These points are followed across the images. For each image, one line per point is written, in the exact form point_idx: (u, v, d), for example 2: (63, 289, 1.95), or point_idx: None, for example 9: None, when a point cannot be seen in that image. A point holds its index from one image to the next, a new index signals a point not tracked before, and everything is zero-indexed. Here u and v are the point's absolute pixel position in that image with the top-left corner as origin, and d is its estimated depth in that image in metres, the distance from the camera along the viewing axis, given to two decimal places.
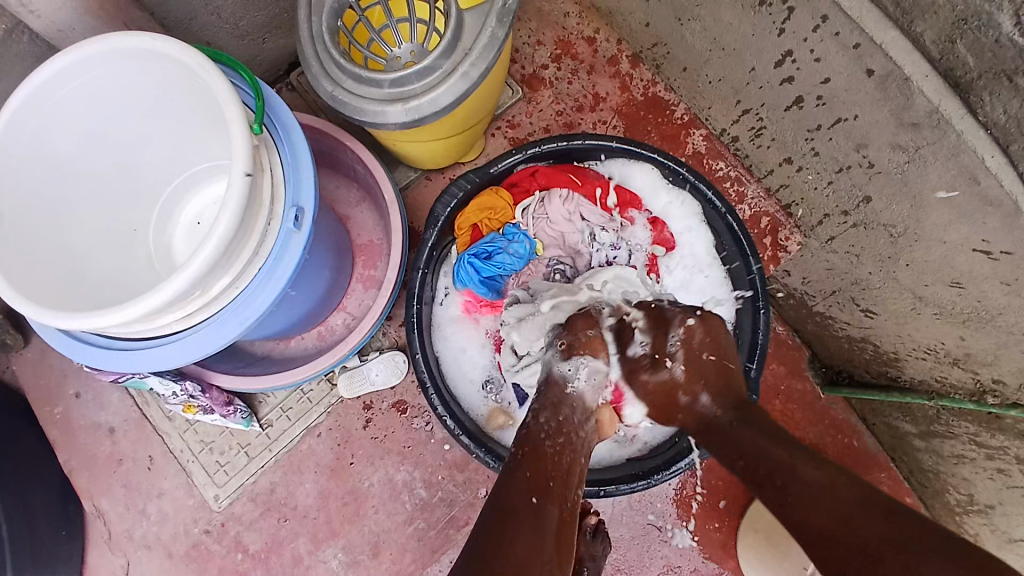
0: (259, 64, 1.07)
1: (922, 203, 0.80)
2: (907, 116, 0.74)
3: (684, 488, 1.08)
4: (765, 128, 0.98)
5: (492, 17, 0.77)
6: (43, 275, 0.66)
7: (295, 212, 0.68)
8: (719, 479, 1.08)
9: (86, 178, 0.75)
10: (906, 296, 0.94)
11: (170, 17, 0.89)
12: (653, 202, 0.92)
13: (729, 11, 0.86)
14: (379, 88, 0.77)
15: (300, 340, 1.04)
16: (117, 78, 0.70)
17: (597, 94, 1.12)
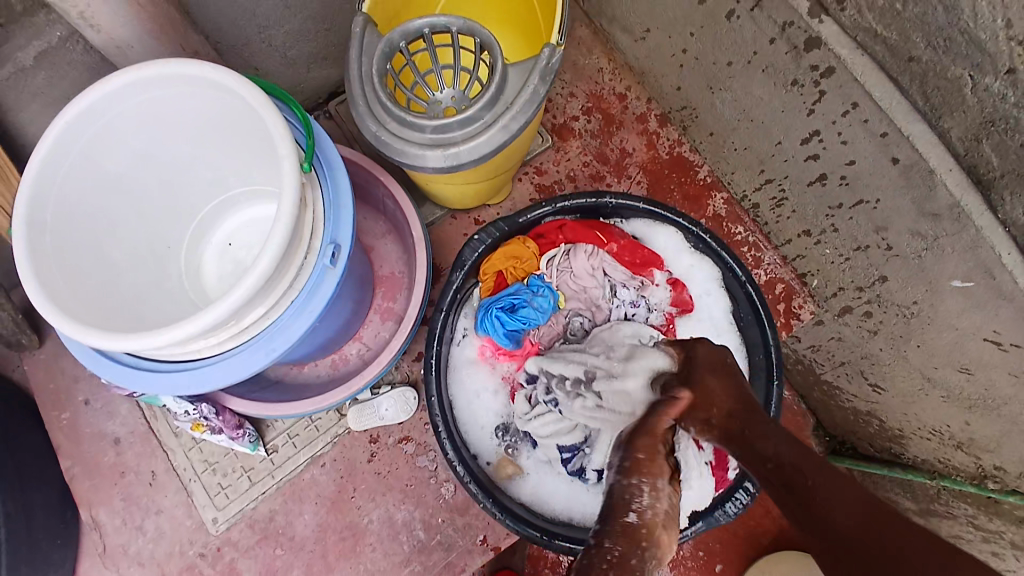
0: (301, 91, 1.10)
1: (937, 289, 0.82)
2: (929, 207, 0.75)
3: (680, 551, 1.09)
4: (786, 199, 1.01)
5: (536, 74, 0.80)
6: (83, 286, 0.70)
7: (333, 249, 0.71)
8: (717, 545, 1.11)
9: (130, 193, 0.81)
10: (914, 376, 0.95)
11: (224, 41, 0.92)
12: (673, 262, 0.95)
13: (760, 87, 0.88)
14: (421, 133, 0.80)
15: (314, 367, 1.06)
16: (170, 107, 0.75)
17: (624, 149, 1.15)
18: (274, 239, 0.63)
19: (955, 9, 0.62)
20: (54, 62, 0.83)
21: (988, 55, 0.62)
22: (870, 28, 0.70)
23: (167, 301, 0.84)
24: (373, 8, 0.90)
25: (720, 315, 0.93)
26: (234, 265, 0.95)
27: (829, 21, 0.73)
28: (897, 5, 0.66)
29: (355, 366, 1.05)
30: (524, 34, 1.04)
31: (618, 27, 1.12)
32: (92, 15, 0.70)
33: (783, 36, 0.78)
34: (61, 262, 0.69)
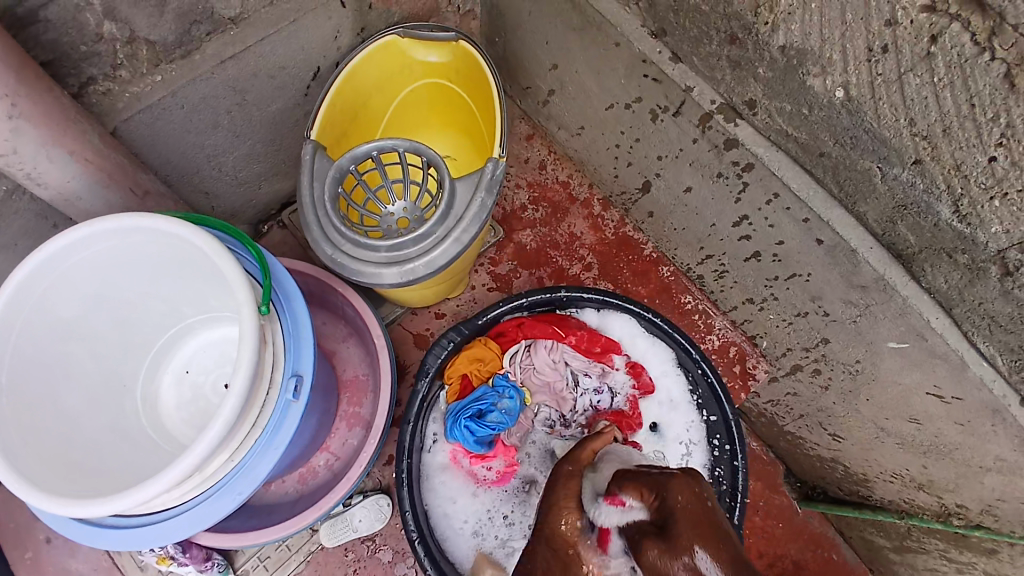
0: (254, 207, 1.10)
1: (876, 350, 0.88)
2: (856, 280, 0.82)
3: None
4: (727, 271, 1.07)
5: (481, 188, 0.86)
6: (41, 451, 0.65)
7: (295, 381, 0.71)
8: None
9: (85, 338, 0.76)
10: (869, 427, 0.99)
11: (173, 174, 0.92)
12: (633, 346, 1.00)
13: (689, 176, 0.95)
14: (376, 253, 0.83)
15: (280, 484, 1.02)
16: (125, 249, 0.72)
17: (573, 233, 1.20)
18: (236, 389, 0.62)
19: (858, 112, 0.67)
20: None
21: (893, 150, 0.67)
22: (782, 129, 0.77)
23: (126, 444, 0.77)
24: (321, 133, 0.94)
25: (683, 392, 0.97)
26: (193, 394, 0.88)
27: (744, 124, 0.80)
28: (803, 111, 0.72)
29: (325, 480, 1.01)
30: (469, 134, 1.12)
31: (555, 123, 1.18)
32: (39, 174, 0.70)
33: (704, 137, 0.86)
34: (16, 426, 0.65)
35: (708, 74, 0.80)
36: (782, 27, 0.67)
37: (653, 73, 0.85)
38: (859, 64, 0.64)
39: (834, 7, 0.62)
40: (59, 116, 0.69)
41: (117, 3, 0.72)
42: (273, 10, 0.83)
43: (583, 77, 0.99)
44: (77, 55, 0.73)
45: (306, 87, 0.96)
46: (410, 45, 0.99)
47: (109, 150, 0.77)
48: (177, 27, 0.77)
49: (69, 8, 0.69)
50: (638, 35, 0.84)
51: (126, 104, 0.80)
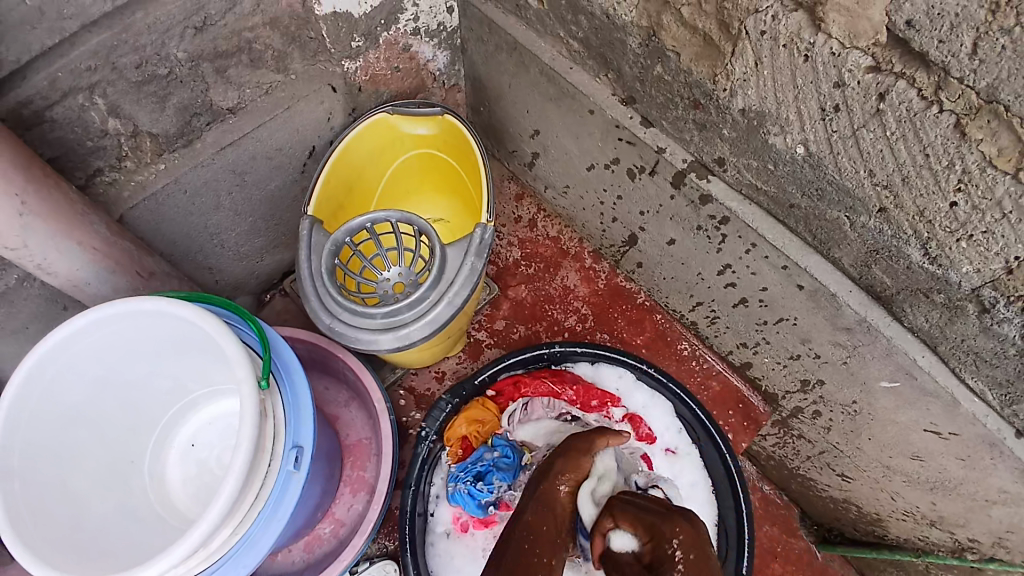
0: (256, 279, 1.14)
1: (869, 389, 0.88)
2: (840, 322, 0.83)
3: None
4: (718, 317, 1.08)
5: (471, 252, 0.90)
6: (47, 533, 0.67)
7: (295, 453, 0.73)
8: None
9: (93, 418, 0.79)
10: (875, 466, 0.98)
11: (179, 252, 0.97)
12: (631, 399, 1.01)
13: (672, 229, 0.98)
14: (373, 320, 0.86)
15: (286, 554, 1.01)
16: (130, 332, 0.75)
17: (566, 286, 1.23)
18: (237, 465, 0.64)
19: (820, 166, 0.70)
20: (12, 299, 0.86)
21: (858, 199, 0.70)
22: (752, 183, 0.81)
23: (131, 523, 0.78)
24: (318, 206, 0.99)
25: (684, 442, 0.99)
26: (198, 468, 0.90)
27: (716, 180, 0.85)
28: (769, 166, 0.76)
29: (331, 548, 1.01)
30: (459, 198, 1.17)
31: (542, 182, 1.23)
32: (49, 265, 0.74)
33: (681, 193, 0.90)
34: (30, 510, 0.67)
35: (678, 136, 0.85)
36: (739, 91, 0.72)
37: (627, 136, 0.90)
38: (815, 123, 0.67)
39: (785, 73, 0.66)
40: (68, 211, 0.73)
41: (121, 102, 0.78)
42: (268, 99, 0.90)
43: (562, 140, 1.04)
44: (84, 150, 0.79)
45: (303, 165, 1.02)
46: (399, 121, 1.05)
47: (117, 238, 0.81)
48: (178, 120, 0.84)
49: (74, 109, 0.75)
50: (609, 103, 0.90)
51: (132, 192, 0.85)
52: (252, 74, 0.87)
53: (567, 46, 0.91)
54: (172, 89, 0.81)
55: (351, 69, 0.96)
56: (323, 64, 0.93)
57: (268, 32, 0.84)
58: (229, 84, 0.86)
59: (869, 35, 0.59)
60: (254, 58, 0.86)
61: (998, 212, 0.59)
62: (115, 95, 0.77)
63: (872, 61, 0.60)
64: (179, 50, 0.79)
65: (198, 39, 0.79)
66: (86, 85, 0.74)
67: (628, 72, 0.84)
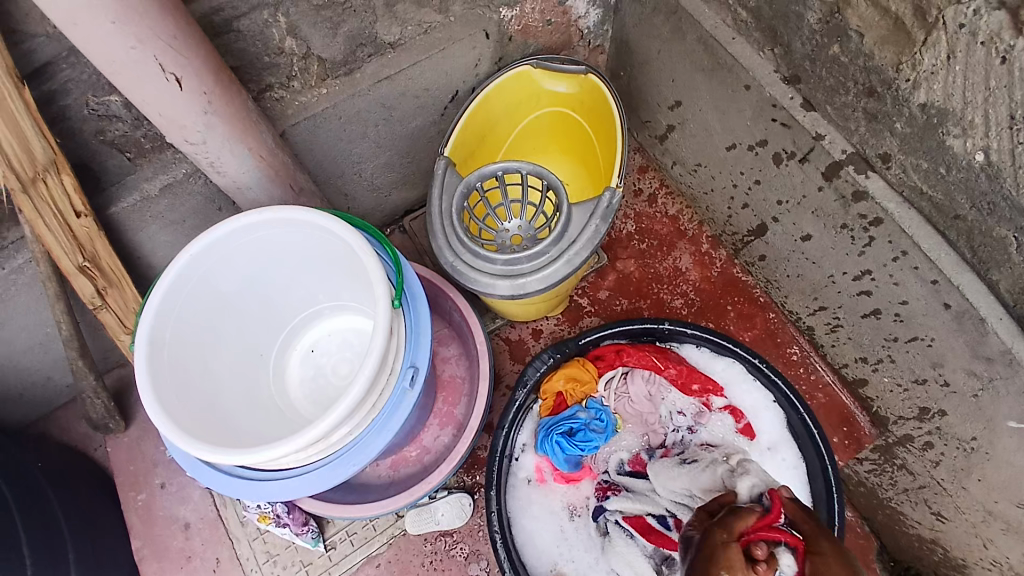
0: (382, 211, 1.20)
1: (994, 428, 0.81)
2: (981, 350, 0.77)
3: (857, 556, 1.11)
4: (840, 325, 1.02)
5: (597, 215, 0.90)
6: (188, 400, 0.76)
7: (411, 372, 0.77)
8: None
9: (233, 309, 0.86)
10: (975, 509, 0.90)
11: (323, 174, 1.03)
12: (735, 391, 1.00)
13: (812, 225, 0.93)
14: (492, 265, 0.89)
15: (374, 467, 1.08)
16: (278, 236, 0.81)
17: (677, 267, 1.21)
18: (364, 371, 0.69)
19: (998, 178, 0.65)
20: (177, 192, 0.94)
21: None
22: (917, 187, 0.75)
23: (253, 409, 0.86)
24: (455, 150, 1.03)
25: (787, 445, 0.96)
26: (314, 373, 0.96)
27: (875, 177, 0.79)
28: (940, 170, 0.71)
29: (415, 470, 1.07)
30: (584, 164, 1.16)
31: (672, 158, 1.20)
32: (220, 164, 0.81)
33: (831, 186, 0.83)
34: (175, 377, 0.76)
35: (841, 125, 0.80)
36: (923, 84, 0.67)
37: (782, 118, 0.85)
38: (1001, 130, 0.62)
39: (978, 72, 0.62)
40: (243, 117, 0.80)
41: (300, 23, 0.84)
42: (427, 38, 0.93)
43: (707, 116, 1.00)
44: (260, 64, 0.85)
45: (444, 108, 1.05)
46: (541, 76, 1.05)
47: (278, 150, 0.87)
48: (344, 48, 0.89)
49: (257, 23, 0.81)
50: (769, 80, 0.84)
51: (295, 110, 0.90)
52: (416, 12, 0.90)
53: (734, 15, 0.87)
54: (345, 17, 0.86)
55: (506, 17, 0.97)
56: (482, 10, 0.95)
57: None
58: (394, 19, 0.89)
59: None
60: None
61: None
62: (296, 16, 0.83)
63: None
64: None
65: None
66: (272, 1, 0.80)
67: (798, 49, 0.80)
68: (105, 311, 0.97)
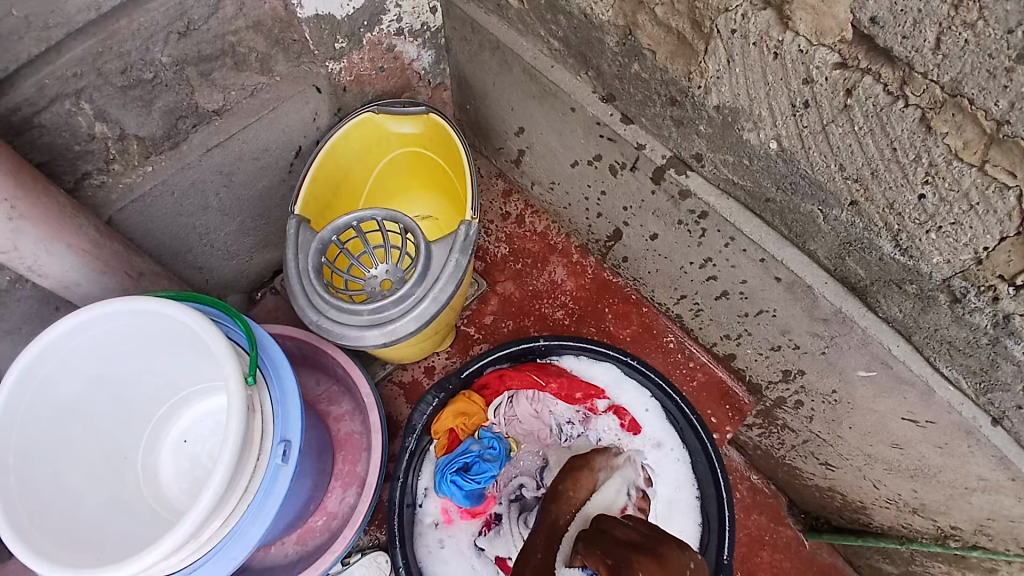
0: (247, 277, 1.16)
1: (848, 379, 0.89)
2: (817, 313, 0.84)
3: (758, 493, 1.22)
4: (701, 309, 1.09)
5: (455, 249, 0.91)
6: (45, 528, 0.69)
7: (283, 447, 0.75)
8: (756, 530, 1.20)
9: (84, 416, 0.80)
10: (856, 454, 0.99)
11: (170, 253, 0.98)
12: (616, 391, 1.05)
13: (655, 223, 0.99)
14: (359, 316, 0.87)
15: (279, 547, 1.03)
16: (119, 330, 0.77)
17: (553, 280, 1.25)
18: (225, 457, 0.66)
19: (793, 160, 0.72)
20: (4, 301, 0.87)
21: (830, 193, 0.71)
22: (729, 178, 0.82)
23: (128, 515, 0.81)
24: (305, 205, 1.01)
25: (670, 435, 1.02)
26: (190, 463, 0.91)
27: (694, 175, 0.86)
28: (744, 162, 0.78)
29: (322, 541, 1.03)
30: (447, 195, 1.18)
31: (529, 179, 1.24)
32: (39, 267, 0.76)
33: (661, 188, 0.91)
34: (24, 505, 0.69)
35: (657, 132, 0.87)
36: (713, 88, 0.73)
37: (607, 133, 0.92)
38: (787, 119, 0.69)
39: (756, 71, 0.68)
40: (57, 214, 0.75)
41: (108, 107, 0.80)
42: (254, 100, 0.92)
43: (547, 137, 1.06)
44: (72, 154, 0.81)
45: (290, 164, 1.03)
46: (385, 120, 1.06)
47: (106, 240, 0.82)
48: (164, 123, 0.86)
49: (60, 114, 0.76)
50: (590, 100, 0.91)
51: (119, 196, 0.86)
52: (237, 77, 0.88)
53: (548, 44, 0.92)
54: (157, 93, 0.83)
55: (335, 70, 0.97)
56: (308, 66, 0.95)
57: (252, 35, 0.86)
58: (214, 87, 0.87)
59: (835, 33, 0.60)
60: (239, 61, 0.87)
61: (965, 205, 0.60)
62: (102, 100, 0.79)
63: (839, 58, 0.61)
64: (163, 55, 0.80)
65: (181, 44, 0.80)
66: (72, 90, 0.76)
67: (607, 70, 0.86)
68: None
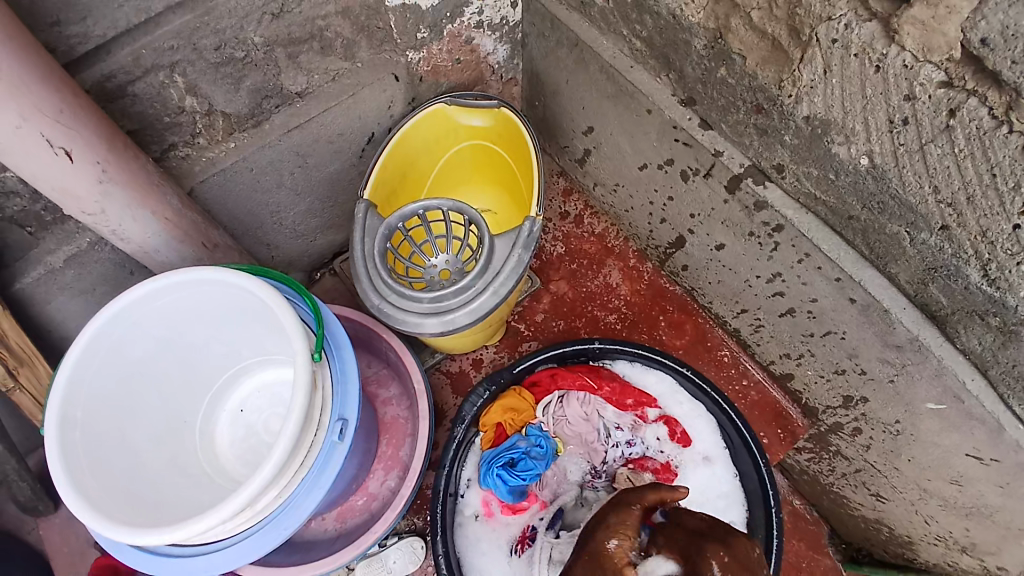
0: (310, 256, 1.18)
1: (914, 410, 0.85)
2: (891, 339, 0.81)
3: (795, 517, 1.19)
4: (762, 325, 1.06)
5: (518, 245, 0.91)
6: (108, 484, 0.72)
7: (340, 425, 0.76)
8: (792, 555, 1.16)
9: (150, 378, 0.83)
10: (911, 488, 0.95)
11: (242, 227, 1.01)
12: (668, 401, 1.04)
13: (722, 233, 0.97)
14: (419, 304, 0.88)
15: (320, 523, 1.05)
16: (190, 299, 0.79)
17: (608, 284, 1.23)
18: (287, 430, 0.67)
19: (884, 178, 0.69)
20: (85, 261, 0.91)
21: (919, 216, 0.68)
22: (811, 193, 0.80)
23: (183, 478, 0.83)
24: (374, 190, 1.02)
25: (719, 451, 1.00)
26: (246, 433, 0.94)
27: (773, 187, 0.84)
28: (829, 176, 0.75)
29: (362, 520, 1.04)
30: (508, 191, 1.18)
31: (592, 179, 1.23)
32: (123, 232, 0.79)
33: (735, 198, 0.89)
34: (88, 458, 0.71)
35: (737, 140, 0.85)
36: (805, 99, 0.71)
37: (684, 138, 0.90)
38: (882, 135, 0.66)
39: (854, 83, 0.65)
40: (144, 181, 0.78)
41: (199, 81, 0.82)
42: (335, 85, 0.93)
43: (618, 139, 1.05)
44: (160, 125, 0.84)
45: (361, 150, 1.05)
46: (456, 111, 1.06)
47: (186, 210, 0.85)
48: (249, 102, 0.88)
49: (153, 85, 0.79)
50: (668, 103, 0.90)
51: (201, 167, 0.89)
52: (321, 61, 0.90)
53: (630, 44, 0.91)
54: (246, 71, 0.85)
55: (414, 59, 0.98)
56: (389, 53, 0.95)
57: (340, 21, 0.87)
58: (299, 69, 0.89)
59: (942, 51, 0.57)
60: (325, 45, 0.89)
61: None
62: (194, 75, 0.81)
63: (945, 76, 0.59)
64: (256, 34, 0.82)
65: (274, 24, 0.82)
66: (167, 62, 0.78)
67: (690, 73, 0.84)
68: (19, 392, 0.95)
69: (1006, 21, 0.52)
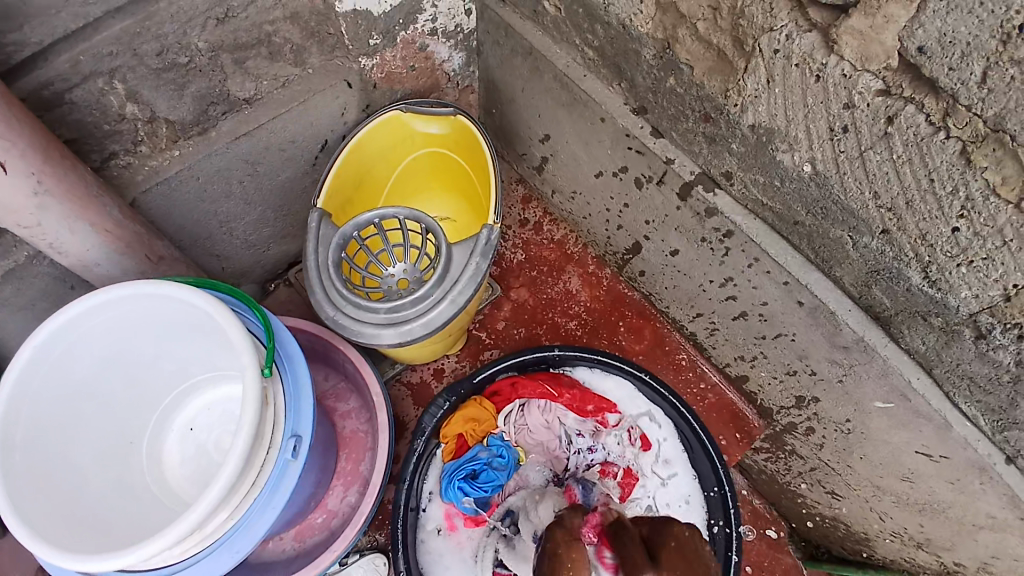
0: (263, 267, 1.16)
1: (864, 409, 0.88)
2: (839, 340, 0.83)
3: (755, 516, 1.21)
4: (718, 329, 1.08)
5: (476, 253, 0.91)
6: (48, 510, 0.68)
7: (294, 441, 0.75)
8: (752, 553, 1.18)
9: (93, 397, 0.79)
10: (865, 485, 0.97)
11: (190, 238, 0.98)
12: (628, 406, 1.04)
13: (677, 239, 0.98)
14: (376, 314, 0.87)
15: (277, 542, 1.02)
16: (135, 314, 0.76)
17: (568, 291, 1.24)
18: (237, 449, 0.65)
19: (826, 185, 0.71)
20: (21, 276, 0.87)
21: (861, 220, 0.70)
22: (758, 199, 0.82)
23: (130, 501, 0.80)
24: (328, 200, 1.00)
25: (679, 456, 1.02)
26: (197, 452, 0.90)
27: (722, 194, 0.86)
28: (776, 183, 0.77)
29: (321, 538, 1.02)
30: (467, 199, 1.18)
31: (550, 187, 1.24)
32: (61, 244, 0.75)
33: (687, 205, 0.91)
34: (26, 483, 0.68)
35: (687, 148, 0.86)
36: (750, 108, 0.73)
37: (636, 146, 0.92)
38: (823, 142, 0.68)
39: (796, 92, 0.67)
40: (83, 192, 0.74)
41: (140, 88, 0.80)
42: (285, 92, 0.92)
43: (574, 147, 1.06)
44: (100, 133, 0.81)
45: (315, 158, 1.03)
46: (411, 119, 1.05)
47: (129, 221, 0.82)
48: (195, 109, 0.86)
49: (93, 92, 0.76)
50: (620, 112, 0.91)
51: (145, 177, 0.86)
52: (270, 67, 0.89)
53: (582, 54, 0.92)
54: (191, 78, 0.83)
55: (367, 66, 0.96)
56: (341, 60, 0.95)
57: (288, 26, 0.86)
58: (247, 76, 0.87)
59: (880, 60, 0.59)
60: (274, 51, 0.87)
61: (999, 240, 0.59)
62: (135, 81, 0.79)
63: (883, 84, 0.61)
64: (200, 39, 0.80)
65: (219, 29, 0.80)
66: (106, 68, 0.75)
67: (641, 82, 0.86)
68: None
69: (943, 28, 0.54)
